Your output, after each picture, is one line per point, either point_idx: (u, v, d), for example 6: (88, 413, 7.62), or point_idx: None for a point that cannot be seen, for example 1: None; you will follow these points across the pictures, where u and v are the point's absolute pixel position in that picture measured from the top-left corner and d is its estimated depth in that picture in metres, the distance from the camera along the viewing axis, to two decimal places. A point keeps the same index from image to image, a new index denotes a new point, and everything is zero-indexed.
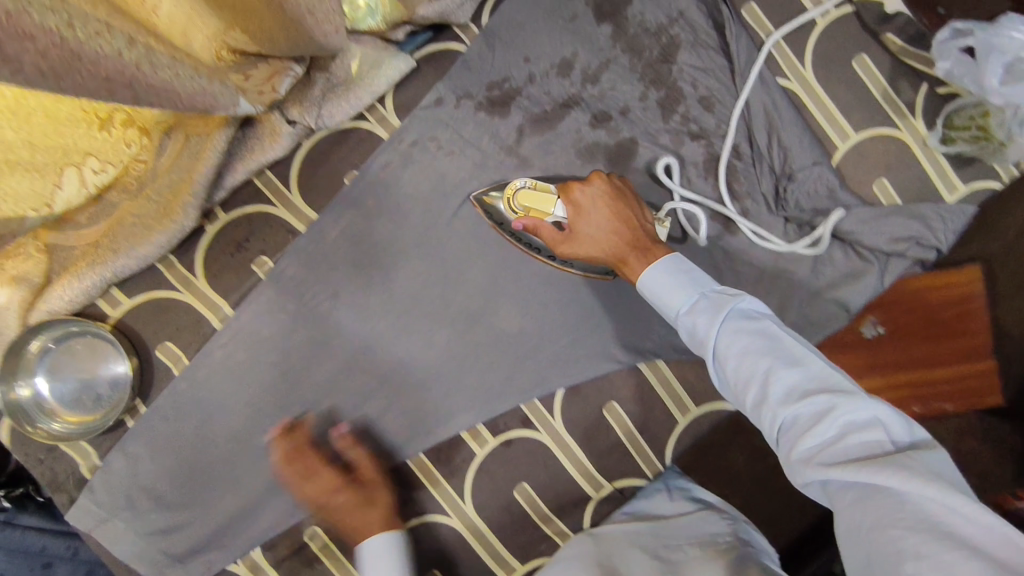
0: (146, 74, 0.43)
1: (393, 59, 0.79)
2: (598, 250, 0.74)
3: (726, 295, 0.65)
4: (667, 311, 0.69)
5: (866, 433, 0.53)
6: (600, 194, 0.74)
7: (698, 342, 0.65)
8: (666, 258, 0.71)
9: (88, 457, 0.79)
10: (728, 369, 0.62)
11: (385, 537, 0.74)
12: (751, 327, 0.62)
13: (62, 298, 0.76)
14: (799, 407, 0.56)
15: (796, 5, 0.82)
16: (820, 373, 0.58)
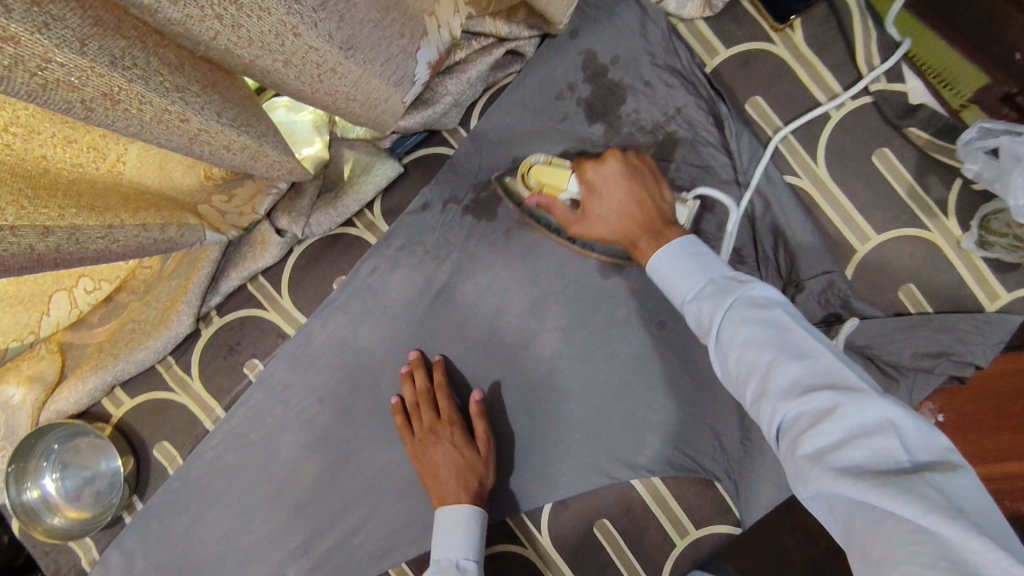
0: (68, 251, 0.44)
1: (381, 165, 0.79)
2: (610, 229, 0.72)
3: (735, 282, 0.60)
4: (676, 298, 0.64)
5: (875, 436, 0.45)
6: (614, 173, 0.72)
7: (703, 332, 0.60)
8: (677, 240, 0.66)
9: (89, 550, 0.83)
10: (730, 361, 0.56)
11: (466, 511, 0.73)
12: (758, 314, 0.56)
13: (68, 399, 0.79)
14: (800, 403, 0.49)
15: (807, 97, 0.76)
16: (832, 368, 0.50)
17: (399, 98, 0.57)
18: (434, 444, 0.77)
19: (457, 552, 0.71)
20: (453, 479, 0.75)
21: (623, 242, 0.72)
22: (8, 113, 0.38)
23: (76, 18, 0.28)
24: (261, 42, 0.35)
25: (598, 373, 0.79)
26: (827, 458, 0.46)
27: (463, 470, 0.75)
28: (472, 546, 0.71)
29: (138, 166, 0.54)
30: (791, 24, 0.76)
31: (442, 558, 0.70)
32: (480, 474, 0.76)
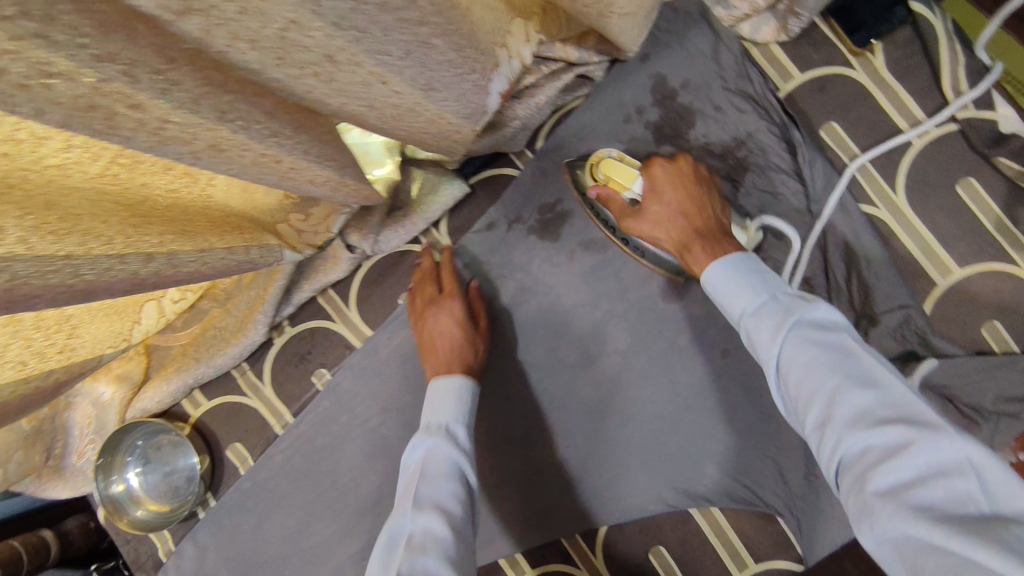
0: (166, 275, 0.47)
1: (449, 186, 0.80)
2: (664, 231, 0.71)
3: (797, 300, 0.58)
4: (730, 313, 0.63)
5: (954, 478, 0.43)
6: (672, 175, 0.71)
7: (760, 352, 0.58)
8: (736, 253, 0.65)
9: (165, 541, 0.87)
10: (791, 385, 0.55)
11: (458, 381, 0.73)
12: (822, 337, 0.54)
13: (153, 399, 0.85)
14: (869, 436, 0.48)
15: (887, 124, 0.74)
16: (903, 399, 0.49)
17: (471, 128, 0.59)
18: (433, 317, 0.77)
19: (447, 417, 0.70)
20: (449, 349, 0.76)
21: (675, 247, 0.71)
22: (118, 149, 0.41)
23: (194, 82, 0.30)
24: (349, 92, 0.38)
25: (657, 398, 0.78)
26: (900, 498, 0.44)
27: (459, 344, 0.76)
28: (463, 413, 0.71)
29: (227, 190, 0.57)
30: (871, 49, 0.74)
31: (432, 422, 0.69)
32: (474, 349, 0.77)
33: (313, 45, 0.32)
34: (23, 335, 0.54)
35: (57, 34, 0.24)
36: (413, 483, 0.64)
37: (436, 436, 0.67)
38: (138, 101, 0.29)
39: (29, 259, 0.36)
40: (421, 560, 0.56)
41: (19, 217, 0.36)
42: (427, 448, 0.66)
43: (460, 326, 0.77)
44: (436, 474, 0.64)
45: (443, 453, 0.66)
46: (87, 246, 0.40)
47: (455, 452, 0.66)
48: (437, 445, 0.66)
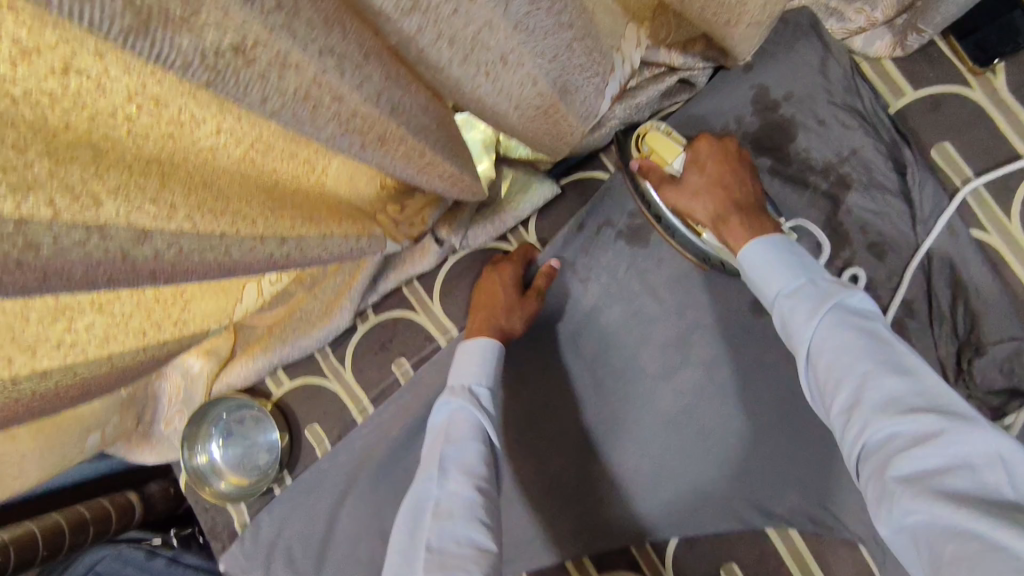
0: (295, 259, 0.48)
1: (540, 185, 0.81)
2: (702, 202, 0.70)
3: (834, 286, 0.57)
4: (763, 294, 0.62)
5: (983, 470, 0.43)
6: (715, 151, 0.72)
7: (790, 334, 0.57)
8: (776, 235, 0.64)
9: (242, 513, 0.90)
10: (819, 369, 0.54)
11: (488, 342, 0.75)
12: (857, 323, 0.54)
13: (239, 374, 0.87)
14: (899, 424, 0.47)
15: (1004, 147, 0.71)
16: (935, 390, 0.48)
17: (582, 132, 0.60)
18: (489, 278, 0.80)
19: (471, 377, 0.73)
20: (489, 306, 0.78)
21: (710, 217, 0.69)
22: (257, 136, 0.44)
23: (379, 76, 0.33)
24: (507, 91, 0.42)
25: (740, 413, 0.77)
26: (924, 485, 0.44)
27: (499, 307, 0.77)
28: (487, 373, 0.74)
29: (336, 177, 0.59)
30: (992, 68, 0.71)
31: (456, 381, 0.73)
32: (512, 315, 0.77)
33: (495, 47, 0.37)
34: (144, 306, 0.57)
35: (300, 28, 0.27)
36: (439, 445, 0.67)
37: (458, 396, 0.71)
38: (339, 93, 0.32)
39: (192, 236, 0.37)
40: (451, 530, 0.59)
41: (184, 195, 0.37)
42: (452, 411, 0.70)
43: (506, 291, 0.78)
44: (461, 436, 0.67)
45: (469, 415, 0.69)
46: (240, 225, 0.42)
47: (479, 414, 0.70)
48: (461, 407, 0.70)
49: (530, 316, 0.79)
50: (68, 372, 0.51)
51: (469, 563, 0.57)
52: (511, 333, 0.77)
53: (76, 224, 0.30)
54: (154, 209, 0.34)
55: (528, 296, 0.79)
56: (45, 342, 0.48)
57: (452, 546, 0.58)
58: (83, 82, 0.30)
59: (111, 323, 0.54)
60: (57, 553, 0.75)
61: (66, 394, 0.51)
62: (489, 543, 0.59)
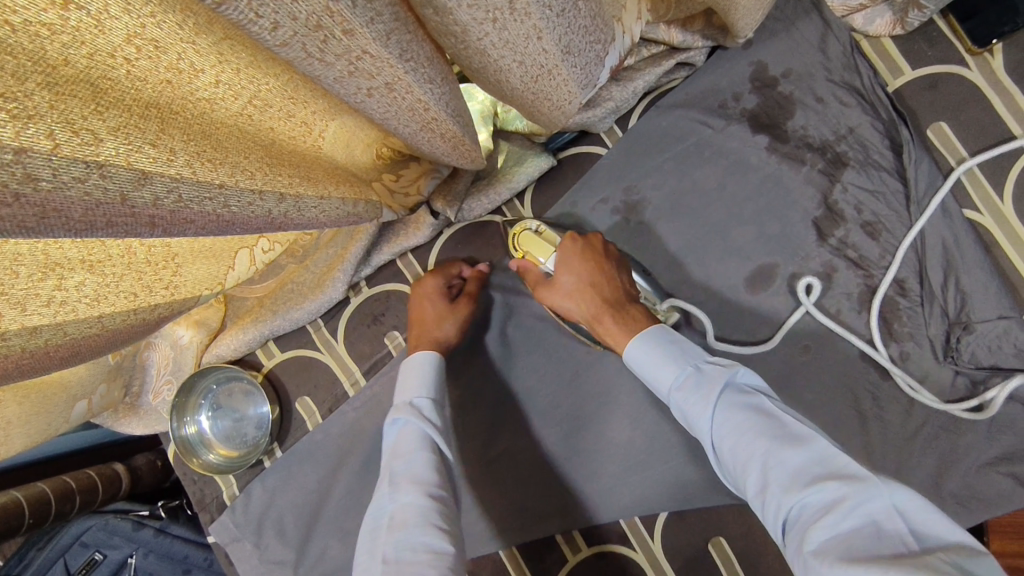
0: (291, 219, 0.47)
1: (536, 158, 0.79)
2: (574, 303, 0.72)
3: (719, 368, 0.62)
4: (661, 388, 0.65)
5: (884, 523, 0.46)
6: (579, 248, 0.74)
7: (695, 426, 0.61)
8: (649, 330, 0.68)
9: (230, 485, 0.90)
10: (727, 456, 0.57)
11: (418, 358, 0.75)
12: (745, 404, 0.58)
13: (229, 346, 0.85)
14: (804, 495, 0.50)
15: (999, 129, 0.72)
16: (829, 456, 0.52)
17: (579, 103, 0.59)
18: (414, 294, 0.80)
19: (411, 393, 0.73)
20: (418, 322, 0.78)
21: (584, 318, 0.72)
22: (254, 91, 0.44)
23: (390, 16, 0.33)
24: (510, 44, 0.42)
25: None
26: (834, 547, 0.46)
27: (428, 322, 0.78)
28: (426, 386, 0.73)
29: (333, 142, 0.58)
30: (990, 49, 0.72)
31: (399, 399, 0.72)
32: (443, 324, 0.78)
33: None
34: (135, 268, 0.56)
35: None
36: (388, 463, 0.67)
37: (402, 413, 0.70)
38: (351, 28, 0.31)
39: (191, 184, 0.36)
40: (405, 539, 0.58)
41: (183, 141, 0.36)
42: (401, 427, 0.69)
43: (433, 304, 0.78)
44: (409, 449, 0.67)
45: (419, 430, 0.69)
46: (240, 178, 0.41)
47: (426, 426, 0.69)
48: (407, 422, 0.69)
49: (465, 320, 0.79)
50: (58, 332, 0.50)
51: (424, 567, 0.56)
52: (445, 343, 0.77)
53: (76, 160, 0.29)
54: (154, 152, 0.34)
55: (457, 304, 0.79)
56: (36, 298, 0.47)
57: (408, 553, 0.57)
58: (84, 18, 0.30)
59: (101, 284, 0.53)
60: (42, 521, 0.75)
61: (56, 354, 0.50)
62: (446, 545, 0.59)
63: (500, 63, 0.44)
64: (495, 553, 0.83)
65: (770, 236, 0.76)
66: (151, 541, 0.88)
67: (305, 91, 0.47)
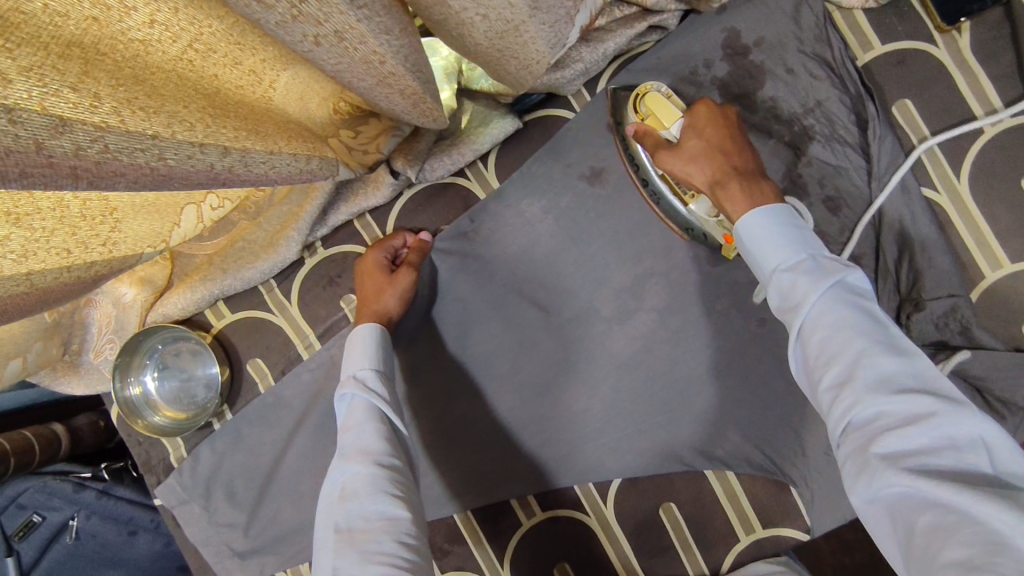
0: (239, 174, 0.44)
1: (501, 119, 0.77)
2: (698, 167, 0.67)
3: (836, 262, 0.56)
4: (760, 265, 0.60)
5: (965, 451, 0.45)
6: (715, 115, 0.69)
7: (787, 306, 0.56)
8: (776, 206, 0.62)
9: (177, 447, 0.87)
10: (812, 343, 0.53)
11: (360, 330, 0.74)
12: (857, 301, 0.53)
13: (176, 305, 0.82)
14: (891, 402, 0.48)
15: (961, 108, 0.72)
16: (927, 373, 0.49)
17: (548, 62, 0.57)
18: (357, 269, 0.79)
19: (356, 365, 0.71)
20: (361, 296, 0.77)
21: (707, 183, 0.67)
22: (195, 34, 0.40)
23: None
24: None
25: (687, 357, 0.78)
26: (906, 462, 0.46)
27: (369, 295, 0.76)
28: (369, 357, 0.71)
29: (285, 93, 0.54)
30: (959, 27, 0.72)
31: (343, 374, 0.71)
32: (384, 296, 0.76)
33: None
34: (67, 222, 0.52)
35: None
36: (339, 436, 0.66)
37: (346, 388, 0.69)
38: None
39: (118, 134, 0.33)
40: (356, 509, 0.59)
41: (109, 86, 0.33)
42: (349, 401, 0.68)
43: (373, 278, 0.77)
44: (355, 422, 0.66)
45: (366, 402, 0.67)
46: (178, 128, 0.38)
47: (372, 397, 0.68)
48: (352, 396, 0.68)
49: (410, 290, 0.77)
50: None
51: (378, 535, 0.58)
52: (387, 316, 0.76)
53: None
54: (74, 96, 0.31)
55: (398, 275, 0.77)
56: None
57: (360, 522, 0.58)
58: None
59: (29, 239, 0.49)
60: None
61: None
62: (401, 512, 0.60)
63: (461, 15, 0.42)
64: (450, 516, 0.83)
65: None
66: (95, 503, 0.86)
67: (251, 34, 0.44)
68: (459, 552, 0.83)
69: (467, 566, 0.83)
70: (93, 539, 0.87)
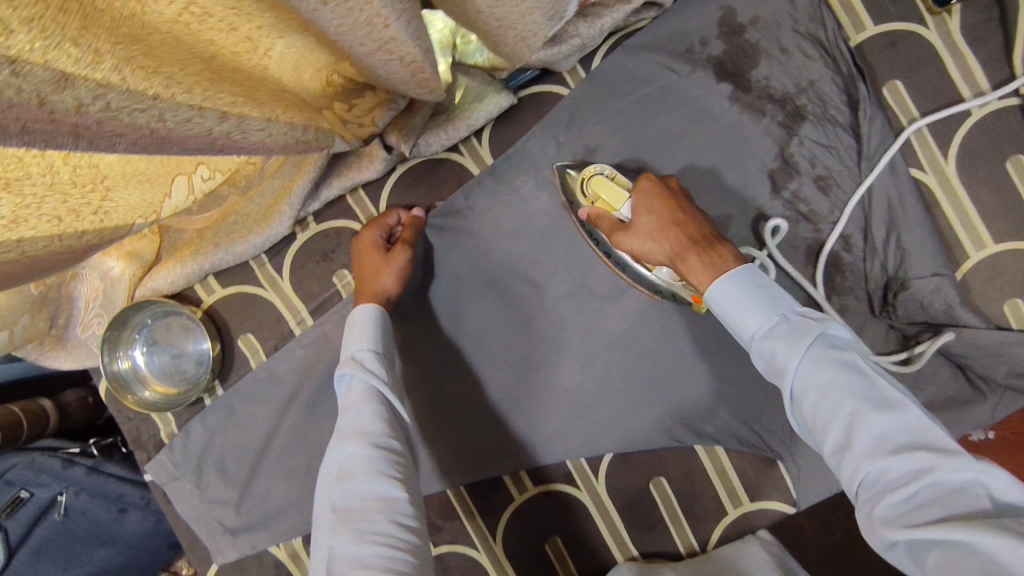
0: (236, 140, 0.44)
1: (496, 95, 0.77)
2: (654, 245, 0.68)
3: (809, 321, 0.57)
4: (740, 334, 0.61)
5: (966, 497, 0.46)
6: (659, 189, 0.70)
7: (775, 375, 0.57)
8: (737, 270, 0.63)
9: (168, 423, 0.87)
10: (806, 410, 0.54)
11: (358, 311, 0.74)
12: (837, 360, 0.54)
13: (166, 279, 0.81)
14: (889, 461, 0.49)
15: (950, 90, 0.73)
16: (919, 423, 0.50)
17: (544, 36, 0.57)
18: (354, 250, 0.79)
19: (355, 346, 0.71)
20: (359, 276, 0.77)
21: (666, 257, 0.68)
22: None
23: None
24: None
25: (679, 335, 0.79)
26: (911, 518, 0.47)
27: (367, 276, 0.77)
28: (368, 339, 0.71)
29: (280, 63, 0.53)
30: (949, 9, 0.73)
31: (343, 355, 0.70)
32: (380, 276, 0.76)
33: None
34: (59, 190, 0.51)
35: None
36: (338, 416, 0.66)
37: (343, 369, 0.69)
38: None
39: (119, 92, 0.33)
40: (353, 488, 0.60)
41: (111, 43, 0.33)
42: (349, 382, 0.68)
43: (370, 258, 0.77)
44: (354, 403, 0.66)
45: (366, 385, 0.67)
46: (177, 90, 0.37)
47: (371, 378, 0.68)
48: (352, 377, 0.68)
49: (407, 268, 0.77)
50: None
51: (371, 513, 0.58)
52: (385, 295, 0.76)
53: None
54: (76, 51, 0.30)
55: (395, 255, 0.77)
56: None
57: (356, 501, 0.59)
58: None
59: (19, 206, 0.48)
60: None
61: None
62: (396, 492, 0.60)
63: None
64: (443, 492, 0.84)
65: (726, 186, 0.76)
66: (84, 479, 0.86)
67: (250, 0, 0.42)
68: (451, 527, 0.84)
69: (459, 540, 0.84)
70: (83, 516, 0.87)
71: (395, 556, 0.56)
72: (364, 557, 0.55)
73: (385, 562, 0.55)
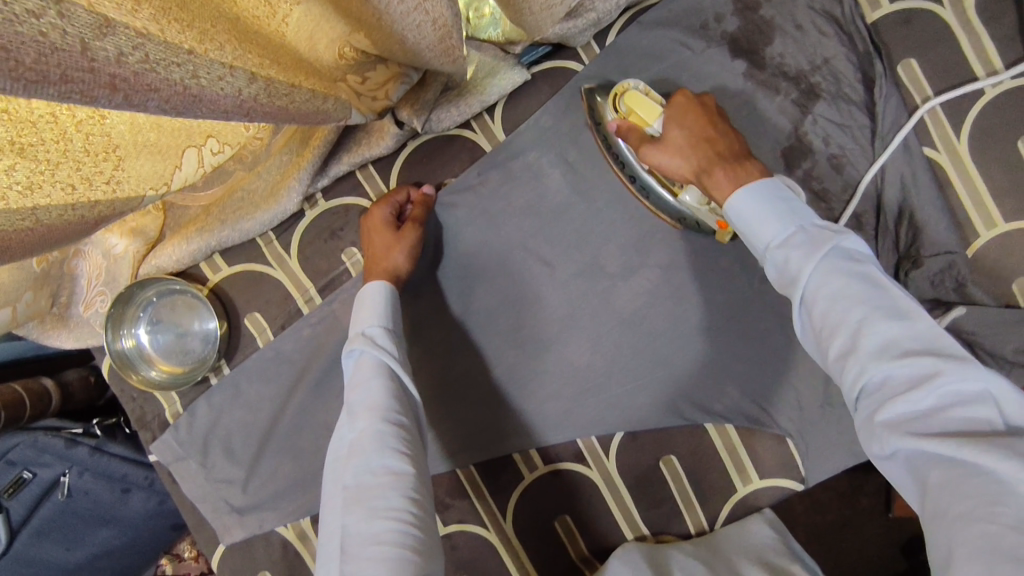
0: (264, 104, 0.43)
1: (510, 71, 0.75)
2: (681, 161, 0.67)
3: (828, 231, 0.54)
4: (756, 243, 0.58)
5: (974, 408, 0.43)
6: (692, 105, 0.69)
7: (787, 282, 0.54)
8: (762, 181, 0.60)
9: (173, 403, 0.86)
10: (815, 315, 0.51)
11: (368, 287, 0.73)
12: (852, 268, 0.51)
13: (172, 256, 0.80)
14: (894, 366, 0.46)
15: (964, 69, 0.73)
16: (932, 333, 0.47)
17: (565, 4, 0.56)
18: (363, 228, 0.78)
19: (365, 323, 0.70)
20: (368, 254, 0.77)
21: (692, 172, 0.67)
22: None
23: None
24: None
25: (691, 313, 0.79)
26: (913, 426, 0.44)
27: (377, 253, 0.76)
28: (379, 315, 0.70)
29: (297, 30, 0.51)
30: None
31: (352, 330, 0.70)
32: (391, 253, 0.75)
33: None
34: (73, 156, 0.50)
35: None
36: (346, 394, 0.65)
37: (355, 344, 0.68)
38: None
39: (155, 43, 0.32)
40: (365, 464, 0.59)
41: None
42: (358, 358, 0.67)
43: (380, 235, 0.76)
44: (363, 380, 0.65)
45: (375, 360, 0.66)
46: (209, 47, 0.36)
47: (381, 353, 0.67)
48: (362, 353, 0.67)
49: (417, 246, 0.77)
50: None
51: (387, 491, 0.57)
52: (395, 272, 0.75)
53: None
54: None
55: (405, 232, 0.76)
56: None
57: (369, 477, 0.58)
58: None
59: (35, 170, 0.47)
60: None
61: None
62: (406, 467, 0.59)
63: None
64: (453, 471, 0.84)
65: None
66: (87, 459, 0.84)
67: None
68: (460, 505, 0.84)
69: (468, 519, 0.84)
70: (85, 496, 0.86)
71: (408, 531, 0.55)
72: (379, 533, 0.55)
73: (400, 538, 0.54)
